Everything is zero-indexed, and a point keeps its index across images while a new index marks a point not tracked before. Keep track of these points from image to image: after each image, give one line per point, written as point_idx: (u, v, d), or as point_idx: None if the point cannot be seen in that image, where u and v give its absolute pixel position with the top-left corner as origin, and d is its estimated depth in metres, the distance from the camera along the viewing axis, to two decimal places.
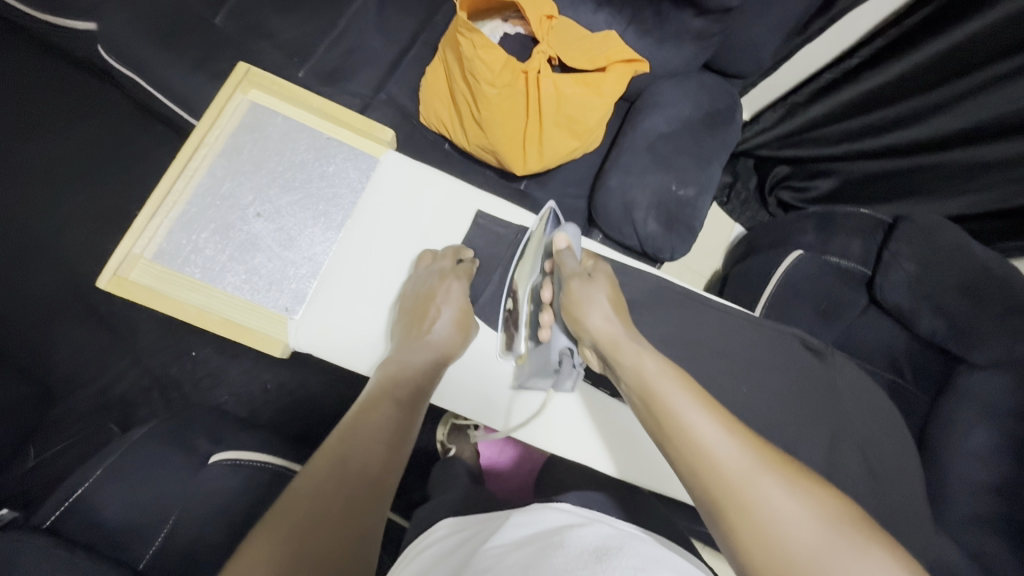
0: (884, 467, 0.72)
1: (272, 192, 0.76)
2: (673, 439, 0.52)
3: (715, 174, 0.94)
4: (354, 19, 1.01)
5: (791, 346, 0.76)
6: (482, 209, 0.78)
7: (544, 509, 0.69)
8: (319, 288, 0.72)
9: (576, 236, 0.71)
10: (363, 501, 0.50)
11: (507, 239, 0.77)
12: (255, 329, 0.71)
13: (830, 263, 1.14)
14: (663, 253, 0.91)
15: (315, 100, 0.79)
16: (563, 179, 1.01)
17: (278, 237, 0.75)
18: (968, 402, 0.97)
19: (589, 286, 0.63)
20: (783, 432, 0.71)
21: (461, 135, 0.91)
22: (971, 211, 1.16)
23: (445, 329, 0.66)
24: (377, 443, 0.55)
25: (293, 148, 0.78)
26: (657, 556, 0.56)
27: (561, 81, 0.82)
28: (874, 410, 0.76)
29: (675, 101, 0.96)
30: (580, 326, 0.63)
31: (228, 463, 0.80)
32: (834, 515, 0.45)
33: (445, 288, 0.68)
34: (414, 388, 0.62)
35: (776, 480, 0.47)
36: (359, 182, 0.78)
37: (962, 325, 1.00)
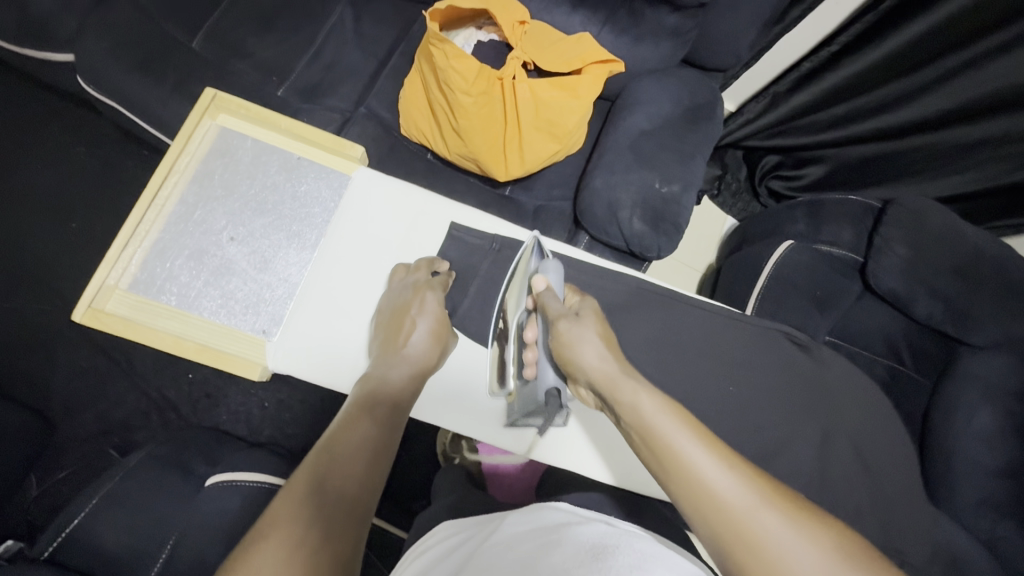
0: (876, 456, 0.73)
1: (244, 215, 0.76)
2: (674, 478, 0.50)
3: (698, 169, 0.93)
4: (332, 34, 1.02)
5: (776, 341, 0.76)
6: (455, 221, 0.78)
7: (542, 509, 0.68)
8: (295, 309, 0.72)
9: (559, 273, 0.68)
10: (346, 521, 0.48)
11: (482, 249, 0.77)
12: (233, 354, 0.71)
13: (820, 252, 1.12)
14: (650, 252, 0.90)
15: (282, 121, 0.80)
16: (547, 183, 1.01)
17: (252, 260, 0.75)
18: (970, 384, 1.00)
19: (577, 327, 0.61)
20: (774, 429, 0.72)
21: (441, 145, 0.91)
22: (969, 190, 1.19)
23: (422, 342, 0.66)
24: (356, 460, 0.53)
25: (265, 170, 0.78)
26: (654, 551, 0.56)
27: (537, 86, 0.82)
28: (865, 401, 0.76)
29: (654, 99, 0.95)
30: (574, 367, 0.61)
31: (226, 484, 0.79)
32: (842, 547, 0.45)
33: (421, 301, 0.68)
34: (392, 403, 0.60)
35: (779, 515, 0.46)
36: (333, 201, 0.78)
37: (961, 309, 1.02)
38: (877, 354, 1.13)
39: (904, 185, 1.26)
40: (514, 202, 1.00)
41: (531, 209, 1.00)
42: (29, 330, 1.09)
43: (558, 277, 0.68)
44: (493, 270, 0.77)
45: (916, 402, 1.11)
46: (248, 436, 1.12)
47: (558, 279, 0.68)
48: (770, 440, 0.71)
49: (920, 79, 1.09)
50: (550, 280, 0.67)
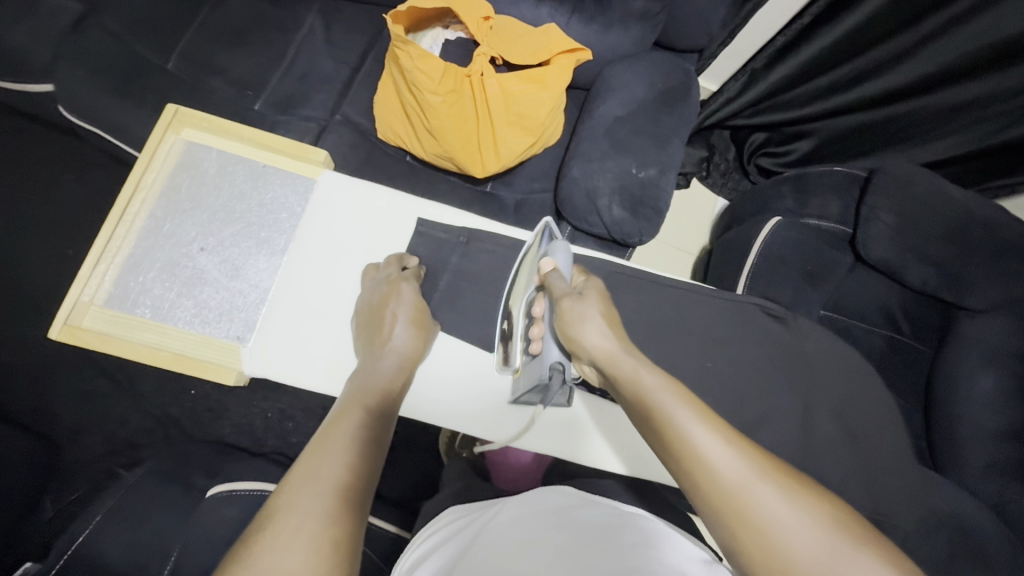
0: (862, 425, 0.74)
1: (213, 226, 0.77)
2: (672, 448, 0.50)
3: (675, 151, 0.93)
4: (304, 46, 1.04)
5: (751, 315, 0.77)
6: (422, 217, 0.80)
7: (545, 493, 0.70)
8: (269, 313, 0.73)
9: (567, 253, 0.70)
10: (345, 509, 0.46)
11: (448, 243, 0.79)
12: (207, 360, 0.73)
13: (809, 226, 1.10)
14: (632, 238, 0.91)
15: (245, 131, 0.81)
16: (528, 176, 1.01)
17: (224, 269, 0.76)
18: (971, 347, 1.00)
19: (580, 305, 0.62)
20: (754, 404, 0.73)
21: (417, 146, 0.92)
22: (959, 153, 1.19)
23: (401, 333, 0.66)
24: (350, 450, 0.51)
25: (231, 179, 0.79)
26: (654, 532, 0.56)
27: (505, 81, 0.84)
28: (845, 367, 0.76)
29: (627, 84, 0.96)
30: (576, 344, 0.62)
31: (225, 493, 0.81)
32: (839, 521, 0.44)
33: (398, 294, 0.69)
34: (383, 395, 0.60)
35: (772, 488, 0.45)
36: (300, 206, 0.79)
37: (954, 273, 1.01)
38: (874, 325, 1.11)
39: (891, 154, 1.28)
40: (495, 198, 1.01)
41: (513, 203, 1.01)
42: (31, 358, 1.12)
43: (567, 257, 0.69)
44: (464, 263, 0.79)
45: (916, 370, 1.10)
46: (252, 447, 1.13)
47: (567, 261, 0.70)
48: (753, 413, 0.72)
49: (899, 43, 1.08)
50: (558, 261, 0.69)
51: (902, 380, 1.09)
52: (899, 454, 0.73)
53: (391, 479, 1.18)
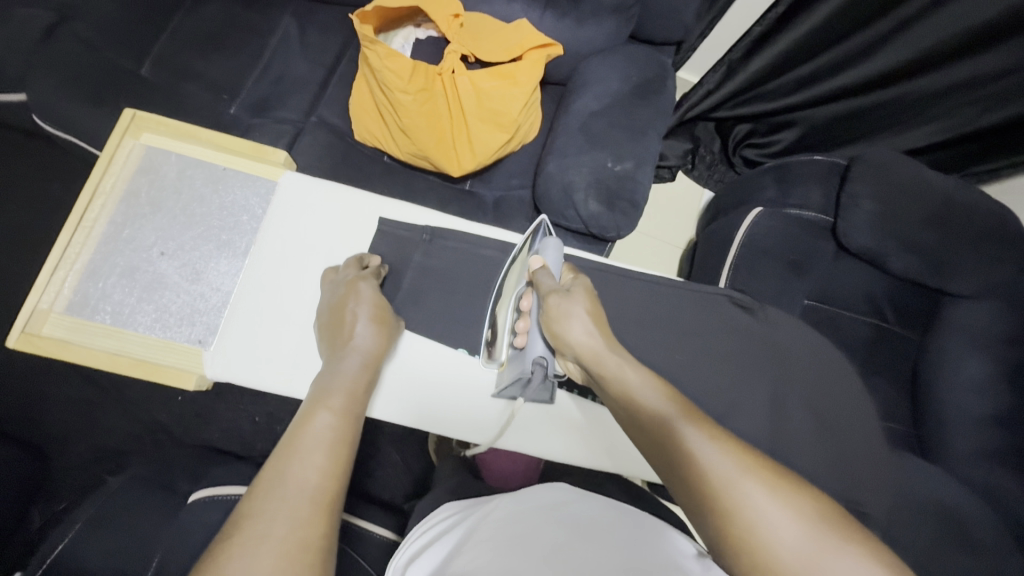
0: (832, 416, 0.73)
1: (173, 230, 0.77)
2: (662, 449, 0.52)
3: (651, 144, 0.92)
4: (279, 48, 1.03)
5: (719, 307, 0.76)
6: (384, 216, 0.79)
7: (540, 489, 0.70)
8: (230, 316, 0.72)
9: (558, 250, 0.69)
10: (315, 512, 0.46)
11: (412, 241, 0.79)
12: (166, 365, 0.72)
13: (791, 217, 1.08)
14: (610, 233, 0.90)
15: (202, 133, 0.80)
16: (507, 173, 1.01)
17: (184, 273, 0.76)
18: (960, 333, 1.01)
19: (566, 301, 0.61)
20: (724, 395, 0.72)
21: (392, 146, 0.91)
22: (939, 140, 1.20)
23: (364, 330, 0.65)
24: (316, 451, 0.50)
25: (191, 183, 0.79)
26: (638, 533, 0.57)
27: (477, 77, 0.84)
28: (816, 358, 0.75)
29: (602, 79, 0.96)
30: (561, 340, 0.62)
31: (208, 498, 0.81)
32: (826, 515, 0.43)
33: (357, 294, 0.68)
34: (349, 396, 0.57)
35: (759, 485, 0.45)
36: (261, 208, 0.79)
37: (937, 259, 1.01)
38: (860, 313, 1.10)
39: (874, 141, 1.28)
40: (474, 196, 1.01)
41: (492, 200, 1.01)
42: (16, 368, 1.12)
43: (558, 256, 0.69)
44: (427, 260, 0.79)
45: (903, 358, 1.10)
46: (241, 451, 1.13)
47: (557, 258, 0.69)
48: (719, 404, 0.72)
49: (877, 29, 1.07)
50: (548, 259, 0.69)
51: (890, 368, 1.09)
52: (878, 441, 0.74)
53: (380, 479, 1.18)
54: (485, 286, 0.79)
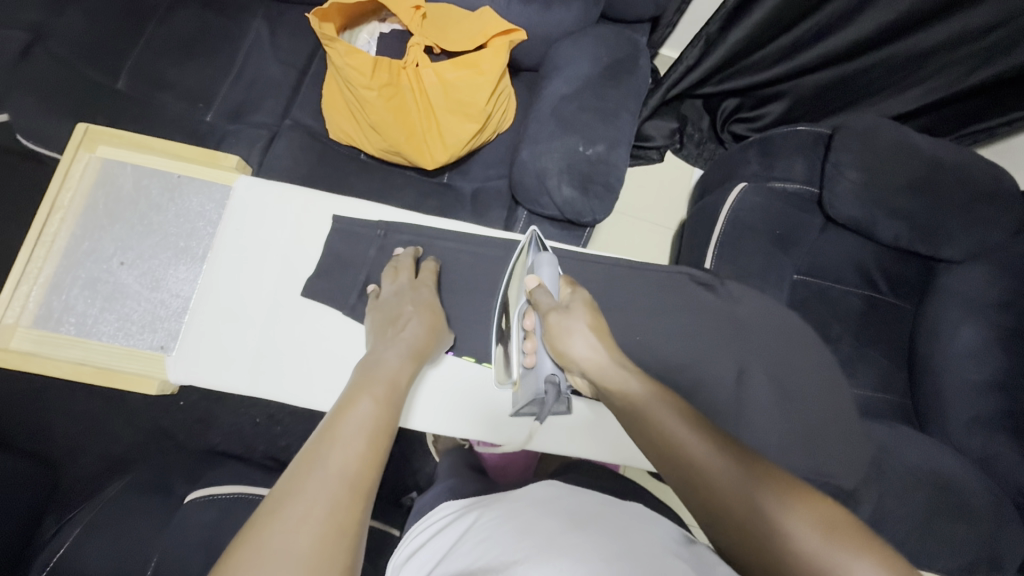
0: (802, 389, 0.73)
1: (131, 240, 0.79)
2: (667, 462, 0.52)
3: (624, 125, 0.91)
4: (250, 53, 1.04)
5: (680, 285, 0.76)
6: (338, 213, 0.80)
7: (529, 488, 0.65)
8: (191, 318, 0.75)
9: (554, 266, 0.67)
10: (353, 495, 0.45)
11: (367, 237, 0.79)
12: (133, 372, 0.74)
13: (775, 190, 1.06)
14: (586, 217, 0.89)
15: (155, 143, 0.81)
16: (483, 163, 1.02)
17: (144, 281, 0.77)
18: (954, 300, 0.99)
19: (567, 318, 0.60)
20: (690, 370, 0.73)
21: (364, 142, 0.91)
22: (927, 103, 1.18)
23: (415, 325, 0.67)
24: (358, 438, 0.49)
25: (146, 193, 0.80)
26: (634, 526, 0.53)
27: (441, 69, 0.84)
28: (782, 331, 0.75)
29: (573, 62, 0.95)
30: (567, 358, 0.60)
31: (204, 499, 0.84)
32: (833, 524, 0.44)
33: (416, 297, 0.71)
34: (392, 386, 0.57)
35: (767, 491, 0.47)
36: (217, 214, 0.80)
37: (926, 226, 0.98)
38: (852, 284, 1.08)
39: (863, 108, 1.25)
40: (452, 189, 1.01)
41: (469, 192, 1.01)
42: (23, 384, 1.15)
43: (554, 271, 0.67)
44: (380, 256, 0.78)
45: (898, 328, 1.08)
46: (242, 452, 1.16)
47: (553, 272, 0.67)
48: (687, 380, 0.72)
49: None
50: (543, 276, 0.67)
51: (885, 340, 1.07)
52: (859, 410, 0.74)
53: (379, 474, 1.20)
54: (456, 279, 0.80)
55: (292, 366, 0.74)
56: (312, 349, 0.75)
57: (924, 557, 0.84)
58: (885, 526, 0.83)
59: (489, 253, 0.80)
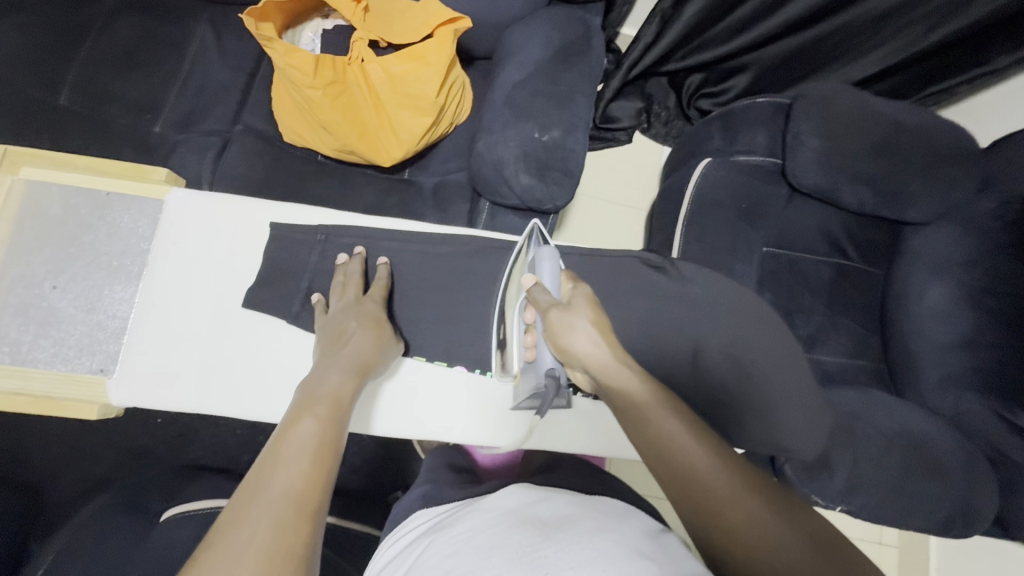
0: (761, 364, 0.73)
1: (62, 263, 0.77)
2: (670, 469, 0.52)
3: (580, 108, 0.90)
4: (197, 59, 1.02)
5: (632, 268, 0.78)
6: (276, 221, 0.79)
7: (502, 494, 0.65)
8: (130, 340, 0.74)
9: (555, 260, 0.65)
10: (300, 514, 0.46)
11: (308, 243, 0.78)
12: (69, 399, 0.72)
13: (739, 164, 1.06)
14: (547, 205, 0.88)
15: (78, 160, 0.80)
16: (443, 157, 1.00)
17: (79, 305, 0.76)
18: (920, 262, 1.00)
19: (568, 315, 0.57)
20: (647, 352, 0.75)
21: (316, 143, 0.90)
22: (887, 65, 1.19)
23: (359, 338, 0.68)
24: (302, 458, 0.50)
25: (76, 213, 0.78)
26: (603, 525, 0.52)
27: (387, 63, 0.82)
28: (737, 306, 0.76)
29: (525, 47, 0.94)
30: (567, 354, 0.58)
31: (180, 515, 0.84)
32: (815, 534, 0.49)
33: (360, 311, 0.72)
34: (335, 404, 0.59)
35: (760, 502, 0.50)
36: (151, 230, 0.78)
37: (890, 189, 0.98)
38: (821, 253, 1.09)
39: (825, 75, 1.25)
40: (414, 185, 1.00)
41: (431, 187, 1.00)
42: None
43: (555, 265, 0.65)
44: (322, 261, 0.78)
45: (868, 293, 1.09)
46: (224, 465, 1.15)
47: (553, 268, 0.64)
48: (645, 359, 0.74)
49: None
50: (542, 271, 0.64)
51: (856, 306, 1.08)
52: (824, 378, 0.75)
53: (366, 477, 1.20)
54: (415, 278, 0.80)
55: (239, 381, 0.74)
56: (260, 360, 0.74)
57: (901, 518, 0.85)
58: (863, 492, 0.83)
59: (447, 247, 0.80)
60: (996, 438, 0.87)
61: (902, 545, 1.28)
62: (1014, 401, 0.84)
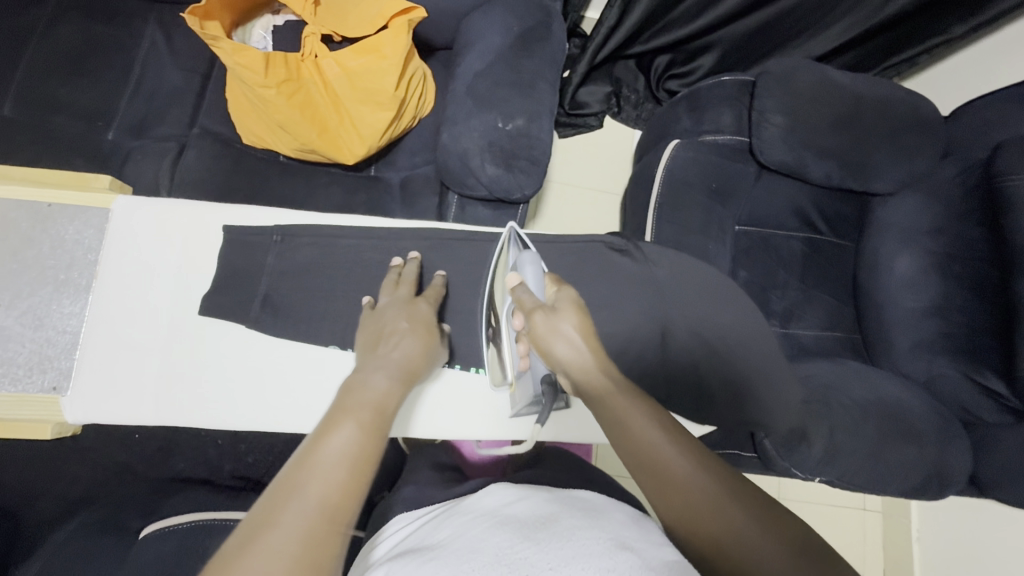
0: (728, 344, 0.74)
1: (5, 280, 0.74)
2: (642, 466, 0.52)
3: (544, 95, 0.89)
4: (146, 62, 0.98)
5: (594, 253, 0.78)
6: (228, 223, 0.77)
7: (484, 495, 0.65)
8: (83, 354, 0.72)
9: (538, 264, 0.66)
10: (331, 528, 0.43)
11: (264, 245, 0.77)
12: (15, 419, 0.71)
13: (707, 143, 1.06)
14: (514, 194, 0.87)
15: (16, 172, 0.78)
16: (409, 152, 0.99)
17: (26, 321, 0.73)
18: (890, 231, 1.01)
19: (552, 319, 0.59)
20: (617, 337, 0.75)
21: (277, 143, 0.87)
22: (849, 38, 1.19)
23: (408, 341, 0.64)
24: (339, 467, 0.47)
25: (16, 226, 0.75)
26: (584, 522, 0.52)
27: (342, 57, 0.80)
28: (703, 285, 0.77)
29: (485, 36, 0.92)
30: (549, 357, 0.60)
31: (158, 532, 0.82)
32: (798, 538, 0.46)
33: (412, 312, 0.69)
34: (379, 411, 0.55)
35: (737, 505, 0.48)
36: (98, 240, 0.76)
37: (856, 161, 0.99)
38: (791, 228, 1.10)
39: (789, 50, 1.25)
40: (381, 181, 0.98)
41: (398, 182, 0.98)
42: None
43: (538, 269, 0.66)
44: (280, 262, 0.77)
45: (840, 266, 1.10)
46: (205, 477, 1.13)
47: (537, 271, 0.66)
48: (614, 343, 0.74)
49: None
50: (527, 275, 0.66)
51: (828, 279, 1.09)
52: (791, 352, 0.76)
53: None
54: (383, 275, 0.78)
55: (202, 391, 0.72)
56: (220, 368, 0.73)
57: (879, 484, 0.86)
58: (841, 462, 0.84)
59: (413, 243, 0.79)
60: (968, 400, 0.89)
61: (885, 509, 1.31)
62: (979, 361, 0.86)
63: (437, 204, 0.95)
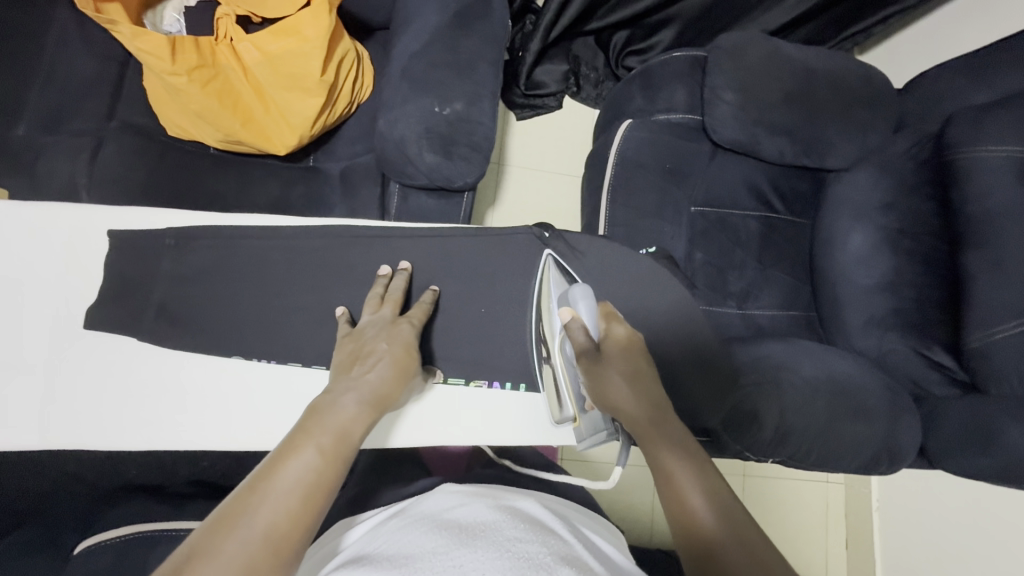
0: (665, 329, 0.78)
1: None
2: (667, 481, 0.55)
3: (484, 76, 0.84)
4: (57, 48, 0.91)
5: (527, 248, 0.77)
6: (112, 228, 0.74)
7: (425, 499, 0.63)
8: None
9: (589, 298, 0.65)
10: (274, 558, 0.43)
11: (159, 244, 0.75)
12: None
13: (659, 122, 1.03)
14: (457, 182, 0.84)
15: None
16: (348, 141, 0.94)
17: None
18: (842, 208, 0.99)
19: (601, 367, 0.61)
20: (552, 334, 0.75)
21: (203, 134, 0.82)
22: (804, 9, 1.16)
23: (382, 363, 0.61)
24: (290, 496, 0.47)
25: None
26: (527, 532, 0.50)
27: (260, 41, 0.75)
28: (636, 273, 0.79)
29: (421, 14, 0.87)
30: (600, 399, 0.62)
31: (92, 547, 0.78)
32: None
33: (393, 333, 0.65)
34: (341, 437, 0.54)
35: (740, 546, 0.48)
36: None
37: (808, 137, 0.97)
38: (748, 207, 1.07)
39: (746, 24, 1.22)
40: (320, 171, 0.94)
41: (338, 172, 0.93)
42: None
43: (590, 303, 0.65)
44: (175, 265, 0.75)
45: (798, 245, 1.09)
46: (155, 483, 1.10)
47: (589, 305, 0.65)
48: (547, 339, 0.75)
49: None
50: (578, 310, 0.65)
51: (785, 259, 1.08)
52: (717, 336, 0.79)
53: None
54: (318, 267, 0.75)
55: (87, 409, 0.69)
56: (108, 385, 0.70)
57: (832, 461, 0.86)
58: (791, 441, 0.84)
59: (340, 237, 0.76)
60: (918, 375, 0.89)
61: (848, 482, 1.34)
62: (928, 335, 0.87)
63: (377, 193, 0.90)
